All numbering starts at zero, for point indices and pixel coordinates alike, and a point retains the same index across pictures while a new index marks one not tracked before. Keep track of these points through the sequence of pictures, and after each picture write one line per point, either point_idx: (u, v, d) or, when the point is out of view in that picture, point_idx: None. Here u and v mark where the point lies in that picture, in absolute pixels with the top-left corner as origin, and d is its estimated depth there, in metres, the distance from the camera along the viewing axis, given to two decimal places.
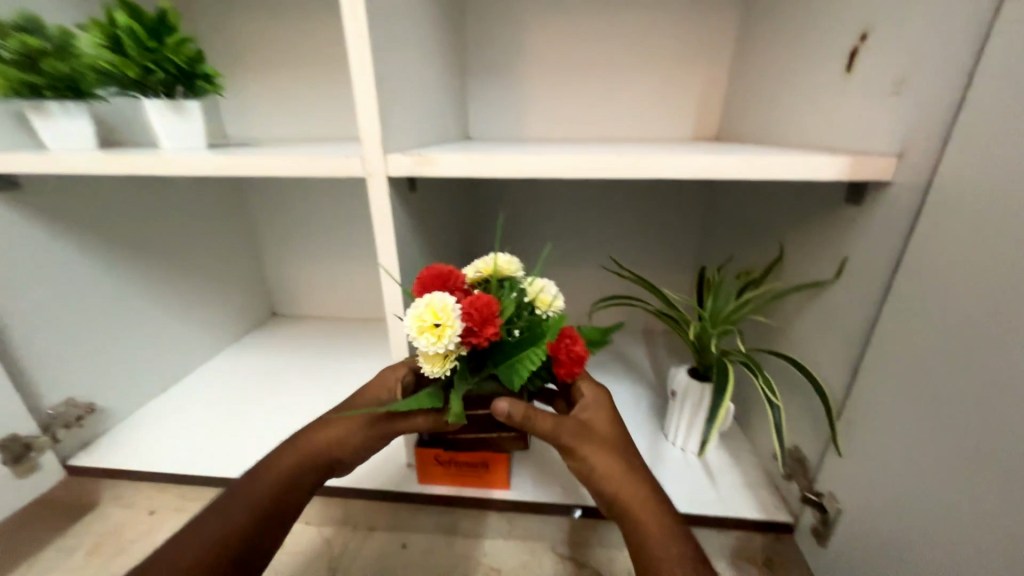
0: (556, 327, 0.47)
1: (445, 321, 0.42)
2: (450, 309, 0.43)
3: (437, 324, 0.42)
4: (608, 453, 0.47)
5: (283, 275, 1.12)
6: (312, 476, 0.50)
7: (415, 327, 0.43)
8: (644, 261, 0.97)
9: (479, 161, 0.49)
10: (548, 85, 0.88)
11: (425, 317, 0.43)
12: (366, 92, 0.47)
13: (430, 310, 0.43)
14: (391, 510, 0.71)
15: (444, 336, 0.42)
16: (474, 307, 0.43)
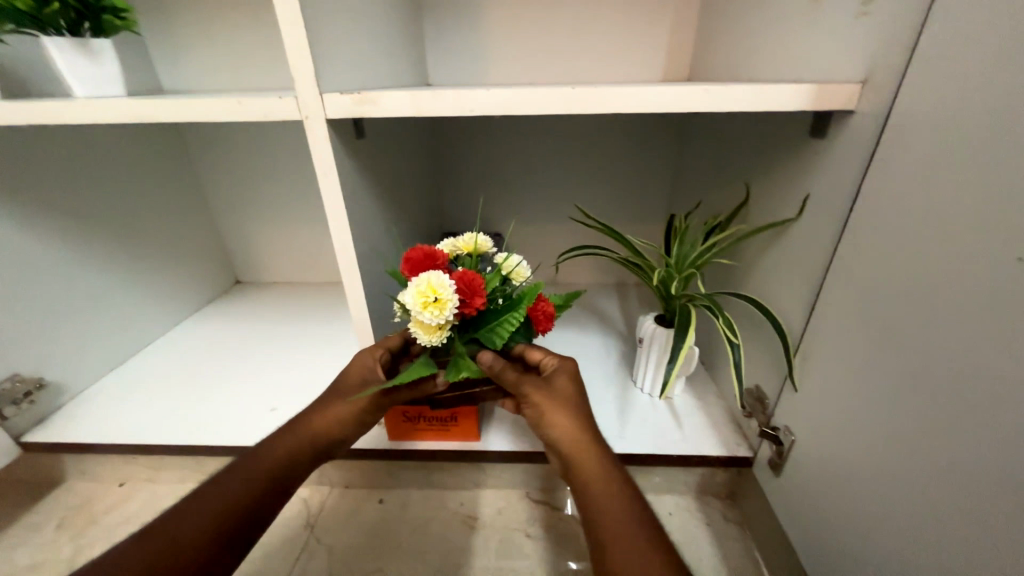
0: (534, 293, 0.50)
1: (447, 296, 0.43)
2: (449, 284, 0.43)
3: (438, 299, 0.42)
4: (566, 408, 0.47)
5: (242, 240, 1.08)
6: (306, 460, 0.50)
7: (416, 303, 0.42)
8: (613, 212, 0.96)
9: (426, 98, 0.45)
10: (511, 22, 0.82)
11: (424, 292, 0.42)
12: (292, 18, 0.42)
13: (430, 285, 0.43)
14: (365, 467, 0.72)
15: (447, 310, 0.42)
16: (471, 281, 0.45)
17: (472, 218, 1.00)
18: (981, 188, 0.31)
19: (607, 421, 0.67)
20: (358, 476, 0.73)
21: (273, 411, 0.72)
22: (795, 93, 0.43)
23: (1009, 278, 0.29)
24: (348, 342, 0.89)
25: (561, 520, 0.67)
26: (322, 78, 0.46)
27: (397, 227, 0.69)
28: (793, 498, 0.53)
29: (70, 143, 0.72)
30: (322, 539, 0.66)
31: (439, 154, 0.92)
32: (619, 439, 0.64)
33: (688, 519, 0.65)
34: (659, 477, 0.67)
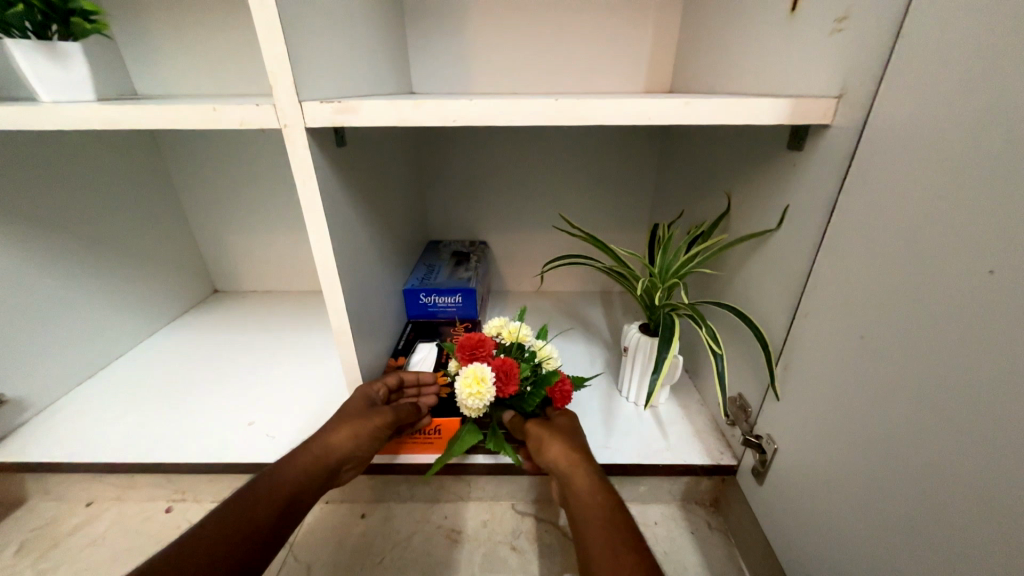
0: (555, 376, 0.60)
1: (487, 389, 0.55)
2: (490, 380, 0.55)
3: (480, 391, 0.54)
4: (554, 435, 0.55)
5: (219, 249, 1.05)
6: (318, 484, 0.52)
7: (462, 389, 0.55)
8: (596, 220, 0.97)
9: (408, 109, 0.45)
10: (495, 32, 0.82)
11: (472, 383, 0.54)
12: (270, 24, 0.41)
13: (476, 377, 0.55)
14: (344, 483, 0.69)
15: (486, 399, 0.55)
16: (509, 372, 0.57)
17: (456, 226, 0.99)
18: (953, 202, 0.32)
19: (593, 433, 0.67)
20: (338, 492, 0.71)
21: (249, 426, 0.70)
22: (775, 105, 0.44)
23: (979, 291, 0.30)
24: (327, 352, 0.87)
25: (547, 532, 0.66)
26: (302, 85, 0.44)
27: (378, 236, 0.68)
28: (775, 505, 0.54)
29: (40, 149, 0.69)
30: (299, 557, 0.64)
31: (423, 162, 0.92)
32: (604, 450, 0.63)
33: (673, 528, 0.65)
34: (643, 487, 0.67)
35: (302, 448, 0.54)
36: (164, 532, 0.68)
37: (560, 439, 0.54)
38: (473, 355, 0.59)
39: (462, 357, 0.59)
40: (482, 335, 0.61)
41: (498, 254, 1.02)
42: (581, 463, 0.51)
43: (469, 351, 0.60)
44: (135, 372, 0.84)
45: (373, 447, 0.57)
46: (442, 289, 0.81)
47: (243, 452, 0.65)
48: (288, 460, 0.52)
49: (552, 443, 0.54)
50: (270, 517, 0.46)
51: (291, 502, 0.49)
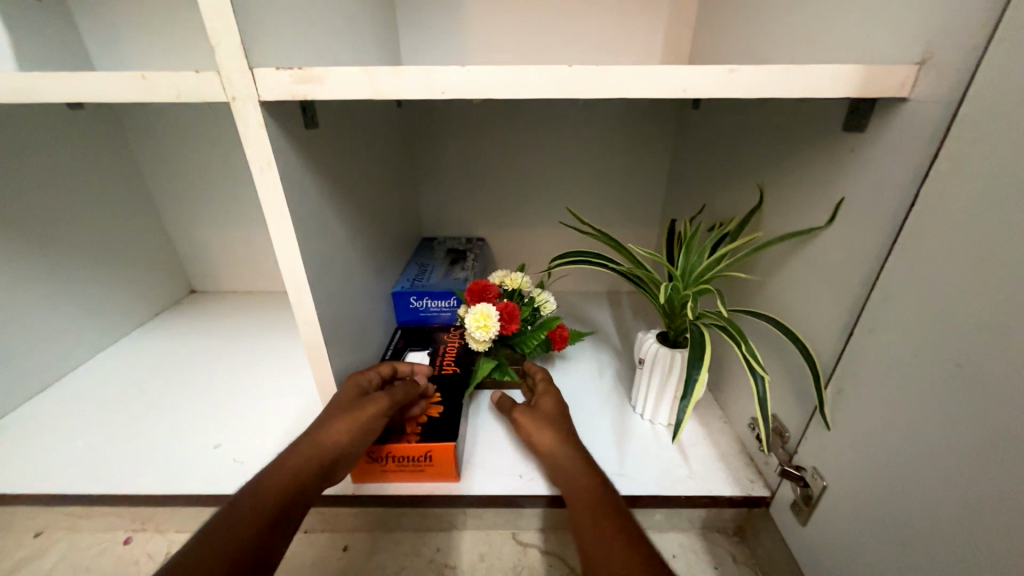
0: (554, 322, 0.66)
1: (493, 323, 0.59)
2: (495, 315, 0.60)
3: (487, 324, 0.59)
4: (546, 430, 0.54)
5: (194, 247, 0.97)
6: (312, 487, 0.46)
7: (471, 323, 0.60)
8: (605, 216, 0.89)
9: (384, 78, 0.36)
10: (493, 5, 0.73)
11: (478, 317, 0.59)
12: None
13: (482, 313, 0.60)
14: (323, 511, 0.61)
15: (492, 333, 0.59)
16: (512, 312, 0.61)
17: (451, 221, 0.91)
18: None
19: (605, 457, 0.59)
20: (317, 521, 0.63)
21: (215, 448, 0.62)
22: (837, 77, 0.36)
23: None
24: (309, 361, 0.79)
25: (552, 568, 0.59)
26: (253, 48, 0.36)
27: (359, 233, 0.60)
28: (822, 550, 0.46)
29: None
30: None
31: (414, 152, 0.84)
32: (619, 478, 0.56)
33: (694, 563, 0.57)
34: (660, 515, 0.58)
35: (291, 450, 0.47)
36: (116, 569, 0.60)
37: (545, 427, 0.54)
38: (478, 298, 0.63)
39: (469, 300, 0.64)
40: (487, 281, 0.65)
41: (499, 251, 0.94)
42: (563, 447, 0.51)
43: (475, 296, 0.64)
44: (95, 384, 0.76)
45: (369, 439, 0.51)
46: (436, 292, 0.73)
47: (202, 481, 0.57)
48: (279, 461, 0.46)
49: (538, 433, 0.54)
50: (272, 517, 0.41)
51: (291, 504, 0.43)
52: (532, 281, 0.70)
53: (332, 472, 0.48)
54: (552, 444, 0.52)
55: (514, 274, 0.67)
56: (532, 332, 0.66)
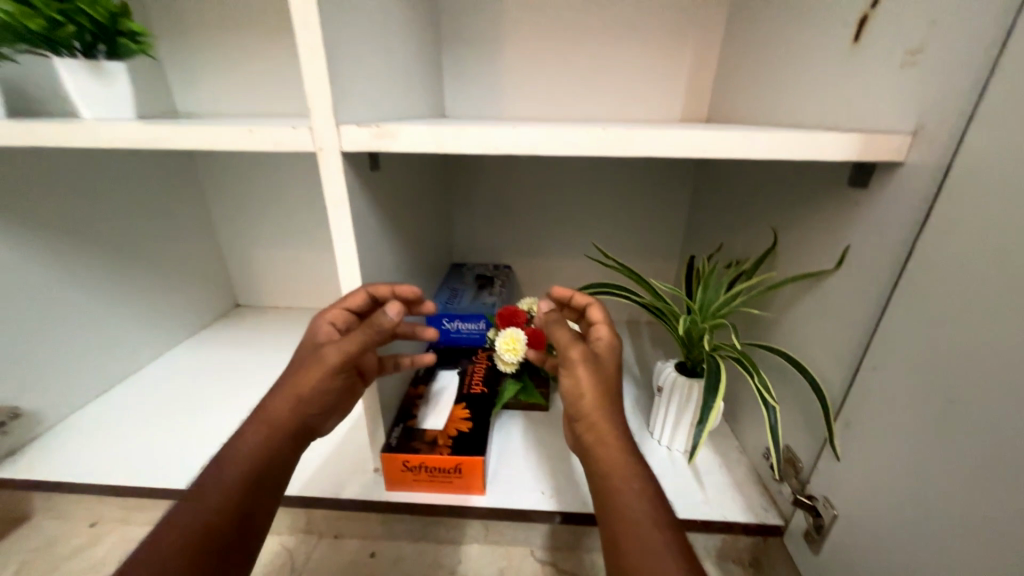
0: None
1: (521, 347, 0.65)
2: (523, 339, 0.65)
3: (515, 347, 0.64)
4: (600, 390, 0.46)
5: (244, 265, 1.05)
6: (279, 452, 0.48)
7: (501, 345, 0.65)
8: (627, 250, 0.94)
9: (446, 136, 0.43)
10: (529, 58, 0.81)
11: (508, 341, 0.64)
12: (313, 48, 0.40)
13: (512, 337, 0.65)
14: (290, 508, 0.65)
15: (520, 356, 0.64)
16: (540, 338, 0.66)
17: (481, 249, 0.97)
18: None
19: None
20: (347, 526, 0.67)
21: None
22: (840, 143, 0.41)
23: None
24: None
25: None
26: (340, 108, 0.43)
27: (404, 260, 0.66)
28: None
29: (68, 159, 0.70)
30: None
31: (450, 185, 0.91)
32: None
33: None
34: None
35: (254, 417, 0.49)
36: None
37: (605, 390, 0.46)
38: (509, 322, 0.69)
39: (501, 324, 0.70)
40: (518, 308, 0.70)
41: (524, 278, 1.00)
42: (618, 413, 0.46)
43: (507, 320, 0.70)
44: (153, 387, 0.83)
45: (326, 398, 0.51)
46: (467, 315, 0.78)
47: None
48: (239, 434, 0.48)
49: (597, 393, 0.46)
50: (236, 488, 0.44)
51: (262, 476, 0.46)
52: None
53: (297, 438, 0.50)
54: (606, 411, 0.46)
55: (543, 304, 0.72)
56: None
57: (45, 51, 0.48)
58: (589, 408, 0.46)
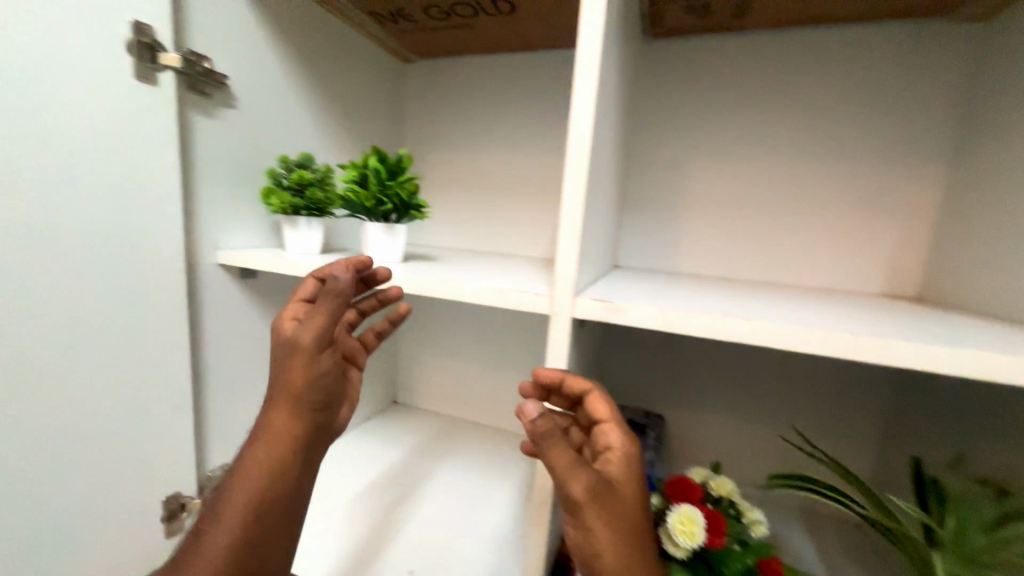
0: (765, 552, 0.59)
1: (698, 530, 0.57)
2: (701, 521, 0.58)
3: (692, 530, 0.57)
4: (607, 524, 0.44)
5: (412, 368, 1.20)
6: (292, 472, 0.55)
7: (675, 523, 0.58)
8: (812, 426, 0.81)
9: (674, 316, 0.46)
10: (708, 224, 0.86)
11: (684, 519, 0.57)
12: (570, 238, 0.48)
13: (687, 516, 0.58)
14: None
15: (697, 541, 0.56)
16: (718, 522, 0.59)
17: None
18: None
19: None
20: None
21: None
22: None
23: None
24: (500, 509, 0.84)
25: None
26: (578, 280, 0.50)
27: None
28: None
29: None
30: None
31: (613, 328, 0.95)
32: None
33: None
34: None
35: (250, 442, 0.55)
36: None
37: (609, 525, 0.44)
38: (682, 496, 0.62)
39: (670, 496, 0.63)
40: (691, 480, 0.65)
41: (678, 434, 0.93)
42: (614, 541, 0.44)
43: (678, 494, 0.63)
44: (330, 467, 0.93)
45: (310, 400, 0.55)
46: None
47: (310, 563, 0.71)
48: (240, 460, 0.55)
49: (602, 531, 0.44)
50: (251, 509, 0.53)
51: (275, 491, 0.55)
52: (736, 490, 0.65)
53: (304, 459, 0.56)
54: (616, 543, 0.44)
55: (720, 481, 0.66)
56: (737, 554, 0.59)
57: (364, 217, 0.65)
58: (598, 543, 0.44)
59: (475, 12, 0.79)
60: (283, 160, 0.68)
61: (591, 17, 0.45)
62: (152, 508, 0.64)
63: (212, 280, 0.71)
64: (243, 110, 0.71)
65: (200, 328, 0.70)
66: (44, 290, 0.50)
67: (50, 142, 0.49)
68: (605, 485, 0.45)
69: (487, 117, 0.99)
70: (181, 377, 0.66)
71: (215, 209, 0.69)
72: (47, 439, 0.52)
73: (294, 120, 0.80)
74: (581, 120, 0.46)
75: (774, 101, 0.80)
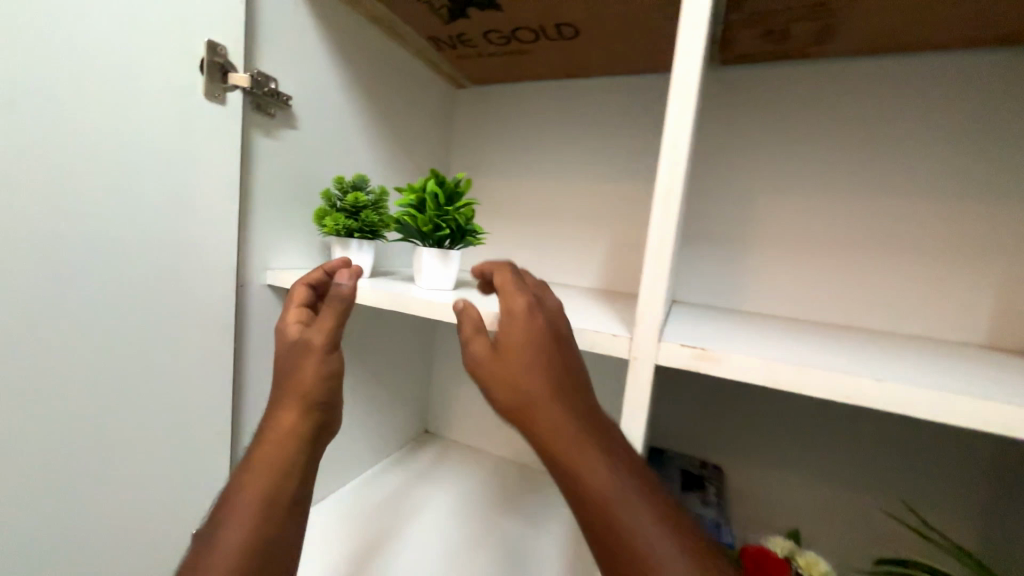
0: None
1: None
2: None
3: None
4: (568, 438, 0.39)
5: (446, 396, 1.15)
6: (301, 456, 0.51)
7: None
8: (902, 492, 0.71)
9: (782, 370, 0.39)
10: (776, 259, 0.80)
11: None
12: (657, 274, 0.43)
13: None
14: None
15: None
16: None
17: None
18: None
19: None
20: None
21: None
22: None
23: None
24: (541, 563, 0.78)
25: None
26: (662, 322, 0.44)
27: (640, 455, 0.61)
28: None
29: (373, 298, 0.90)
30: None
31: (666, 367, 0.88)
32: None
33: None
34: None
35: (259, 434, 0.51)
36: None
37: (575, 446, 0.38)
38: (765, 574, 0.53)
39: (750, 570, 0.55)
40: (778, 557, 0.56)
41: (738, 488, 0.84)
42: (611, 460, 0.38)
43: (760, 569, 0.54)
44: (365, 499, 0.89)
45: (322, 383, 0.53)
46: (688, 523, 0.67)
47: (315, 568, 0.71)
48: (251, 453, 0.50)
49: (570, 456, 0.38)
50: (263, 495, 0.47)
51: (285, 477, 0.49)
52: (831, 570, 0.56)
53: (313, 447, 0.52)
54: (588, 467, 0.37)
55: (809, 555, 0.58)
56: None
57: (419, 242, 0.62)
58: (578, 479, 0.37)
59: (537, 37, 0.77)
60: (339, 180, 0.66)
61: (689, 37, 0.41)
62: (180, 539, 0.61)
63: (261, 299, 0.69)
64: (303, 130, 0.71)
65: (244, 349, 0.68)
66: (99, 305, 0.49)
67: (114, 157, 0.48)
68: (526, 370, 0.42)
69: (540, 143, 0.97)
70: (221, 400, 0.63)
71: (267, 228, 0.68)
72: (81, 465, 0.49)
73: (350, 143, 0.79)
74: (675, 147, 0.41)
75: (856, 131, 0.74)
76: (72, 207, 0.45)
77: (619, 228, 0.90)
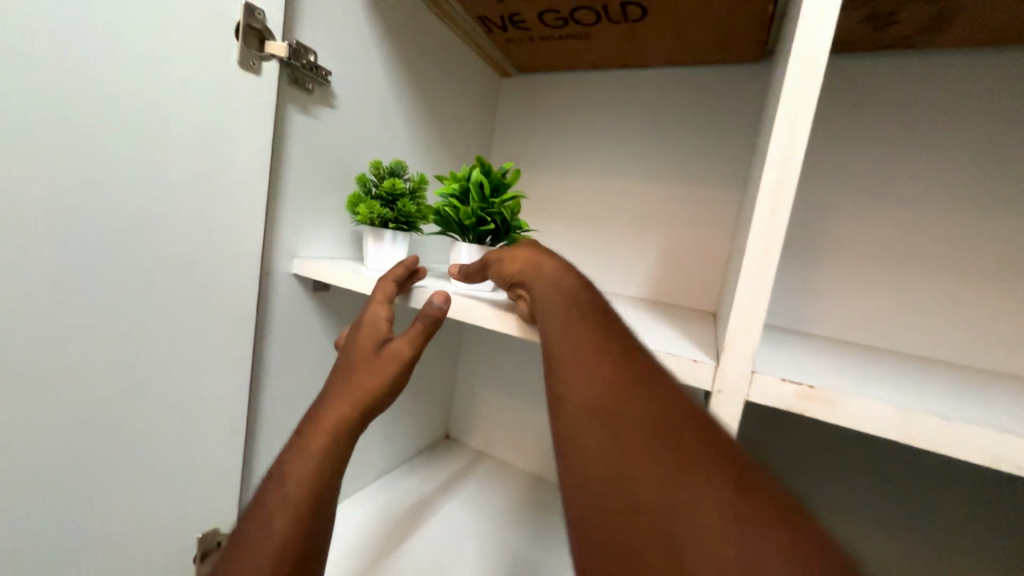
0: None
1: None
2: None
3: None
4: (564, 322, 0.39)
5: (470, 400, 1.09)
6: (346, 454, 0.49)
7: None
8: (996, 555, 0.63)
9: (914, 420, 0.32)
10: (856, 277, 0.71)
11: None
12: (754, 290, 0.35)
13: None
14: None
15: None
16: None
17: None
18: None
19: None
20: None
21: None
22: None
23: None
24: None
25: None
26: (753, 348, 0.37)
27: None
28: None
29: None
30: None
31: None
32: None
33: None
34: None
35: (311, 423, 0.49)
36: None
37: (570, 330, 0.38)
38: None
39: None
40: None
41: None
42: (610, 354, 0.37)
43: None
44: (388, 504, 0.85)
45: (388, 395, 0.50)
46: None
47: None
48: (300, 444, 0.48)
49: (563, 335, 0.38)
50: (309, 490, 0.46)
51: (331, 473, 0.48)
52: None
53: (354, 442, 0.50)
54: (576, 341, 0.37)
55: None
56: None
57: (461, 236, 0.56)
58: (567, 357, 0.37)
59: (598, 19, 0.70)
60: (375, 165, 0.61)
61: None
62: (188, 545, 0.56)
63: (285, 290, 0.64)
64: (341, 111, 0.66)
65: (265, 341, 0.63)
66: (111, 291, 0.44)
67: (137, 128, 0.43)
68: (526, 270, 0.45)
69: (589, 138, 0.90)
70: (238, 397, 0.59)
71: (296, 213, 0.63)
72: (81, 464, 0.45)
73: (389, 126, 0.74)
74: (792, 135, 0.33)
75: (964, 133, 0.64)
76: (88, 181, 0.41)
77: (673, 234, 0.82)
